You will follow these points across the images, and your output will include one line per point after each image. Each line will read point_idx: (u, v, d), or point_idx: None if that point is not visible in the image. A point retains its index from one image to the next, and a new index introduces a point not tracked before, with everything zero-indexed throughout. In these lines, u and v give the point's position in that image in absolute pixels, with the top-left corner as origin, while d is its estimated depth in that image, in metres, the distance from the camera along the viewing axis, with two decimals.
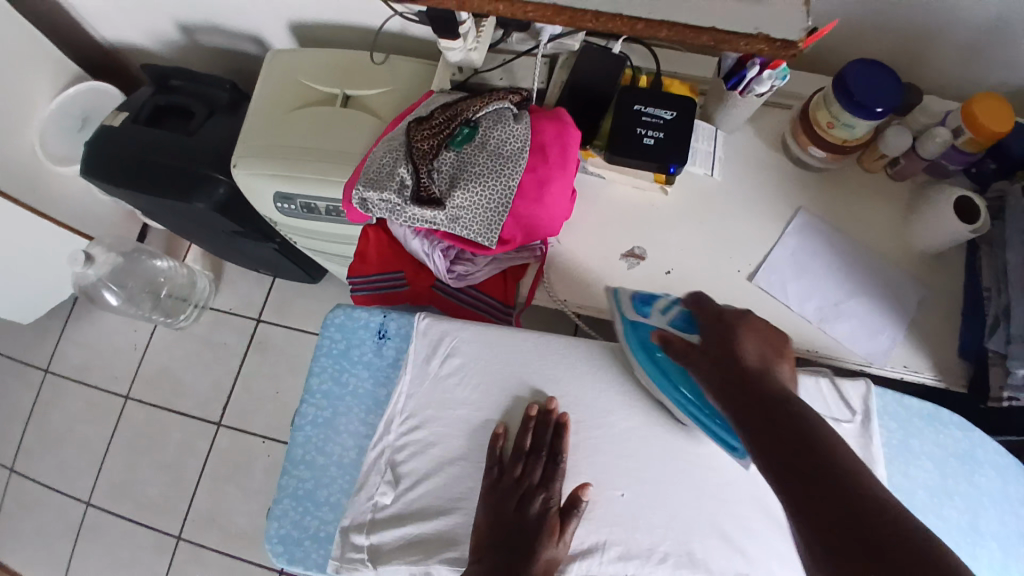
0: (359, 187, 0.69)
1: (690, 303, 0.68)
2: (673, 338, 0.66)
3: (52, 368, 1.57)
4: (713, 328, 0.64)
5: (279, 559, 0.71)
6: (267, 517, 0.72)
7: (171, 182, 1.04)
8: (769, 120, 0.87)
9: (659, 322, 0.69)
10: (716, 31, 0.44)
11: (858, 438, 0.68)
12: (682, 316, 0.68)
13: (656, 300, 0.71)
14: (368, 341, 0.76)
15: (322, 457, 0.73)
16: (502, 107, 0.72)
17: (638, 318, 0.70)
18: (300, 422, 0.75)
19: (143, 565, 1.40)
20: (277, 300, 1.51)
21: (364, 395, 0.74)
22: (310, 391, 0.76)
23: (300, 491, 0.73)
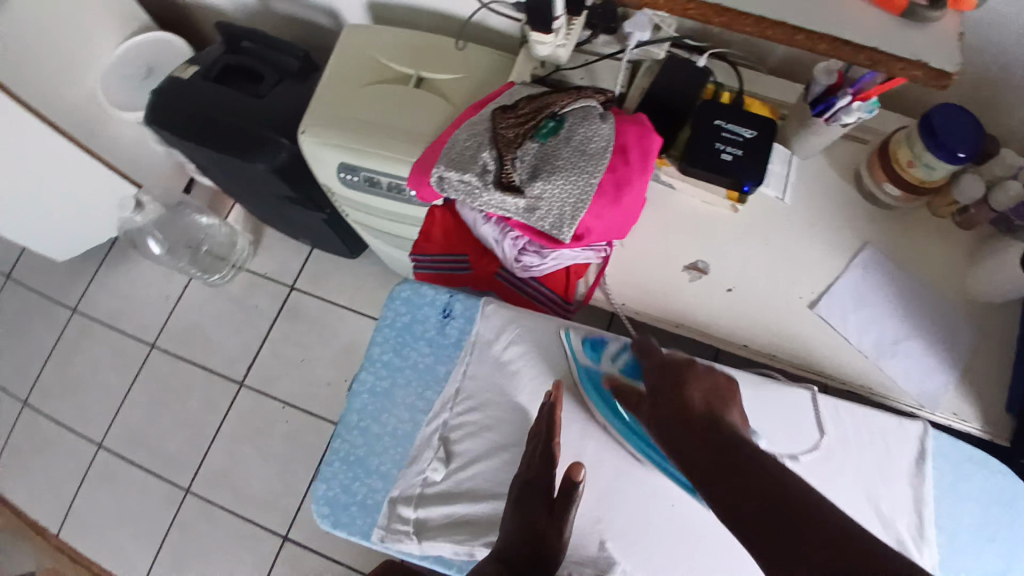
0: (440, 166, 0.70)
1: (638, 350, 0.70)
2: (624, 385, 0.69)
3: (81, 309, 1.59)
4: (658, 376, 0.65)
5: (323, 519, 0.73)
6: (316, 478, 0.74)
7: (234, 141, 1.05)
8: (843, 151, 0.87)
9: (608, 369, 0.71)
10: (872, 51, 0.59)
11: (910, 474, 0.71)
12: (629, 362, 0.71)
13: (605, 347, 0.72)
14: (432, 318, 0.77)
15: (376, 427, 0.75)
16: (589, 105, 0.72)
17: (591, 364, 0.72)
18: (358, 388, 0.77)
19: (150, 515, 1.41)
20: (314, 270, 1.52)
21: (423, 369, 0.76)
22: (370, 359, 0.78)
23: (350, 456, 0.75)
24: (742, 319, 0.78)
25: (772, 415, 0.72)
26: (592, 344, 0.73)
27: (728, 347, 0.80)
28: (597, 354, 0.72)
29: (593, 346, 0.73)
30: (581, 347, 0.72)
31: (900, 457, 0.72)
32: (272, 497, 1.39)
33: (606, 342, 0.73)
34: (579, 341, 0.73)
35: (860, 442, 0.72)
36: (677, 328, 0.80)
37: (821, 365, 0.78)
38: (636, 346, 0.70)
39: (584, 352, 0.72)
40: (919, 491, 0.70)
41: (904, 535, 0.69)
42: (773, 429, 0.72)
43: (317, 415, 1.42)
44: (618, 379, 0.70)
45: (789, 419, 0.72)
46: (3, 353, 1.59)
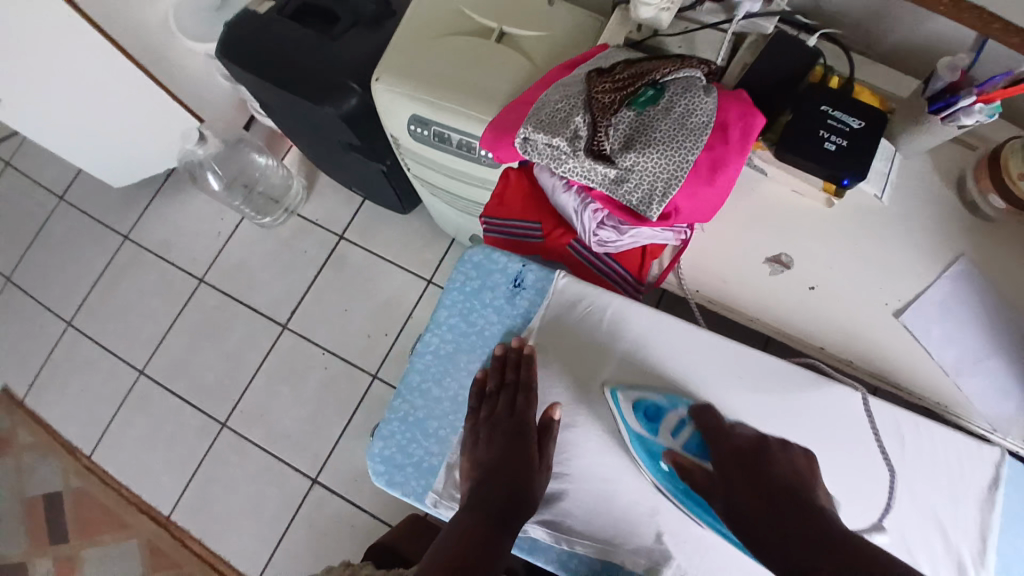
0: (527, 127, 0.66)
1: (701, 425, 0.69)
2: (689, 464, 0.68)
3: (132, 237, 1.61)
4: (732, 457, 0.67)
5: (378, 477, 0.75)
6: (373, 435, 0.76)
7: (306, 83, 1.02)
8: (949, 151, 0.81)
9: (670, 444, 0.69)
10: None
11: (979, 498, 0.67)
12: (692, 436, 0.69)
13: (664, 416, 0.70)
14: (502, 286, 0.77)
15: (438, 390, 0.76)
16: (693, 75, 0.68)
17: (648, 435, 0.69)
18: (421, 349, 0.77)
19: (186, 444, 1.45)
20: (363, 222, 1.51)
21: (489, 338, 0.76)
22: (435, 321, 0.78)
23: (410, 417, 0.76)
24: (822, 320, 0.75)
25: (842, 474, 0.68)
26: (646, 411, 0.70)
27: (803, 347, 0.77)
28: (653, 425, 0.70)
29: (648, 414, 0.70)
30: (633, 414, 0.70)
31: (972, 481, 0.68)
32: (305, 440, 1.41)
33: (663, 409, 0.70)
34: (632, 408, 0.70)
35: (932, 463, 0.68)
36: (750, 322, 0.76)
37: (898, 377, 0.74)
38: (696, 419, 0.70)
39: (639, 426, 0.70)
40: (987, 517, 0.67)
41: (966, 559, 0.66)
42: (849, 499, 0.68)
43: (354, 365, 1.43)
44: (681, 455, 0.68)
45: (855, 482, 0.68)
46: (53, 273, 1.63)
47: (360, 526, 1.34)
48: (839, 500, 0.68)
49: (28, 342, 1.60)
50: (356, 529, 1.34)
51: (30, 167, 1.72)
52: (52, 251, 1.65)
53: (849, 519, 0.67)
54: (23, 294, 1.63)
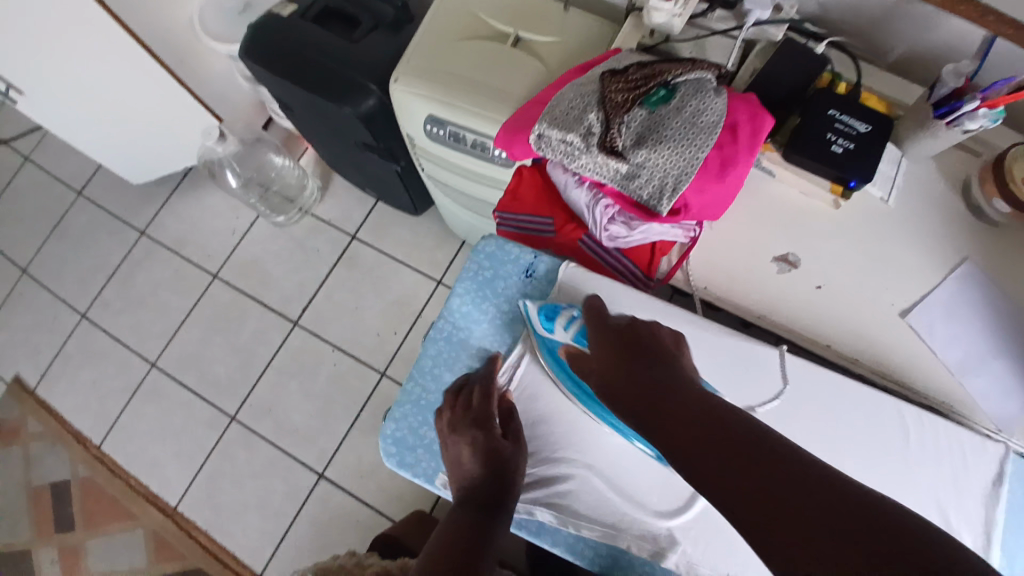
0: (543, 123, 0.69)
1: (588, 318, 0.71)
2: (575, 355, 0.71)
3: (148, 233, 1.64)
4: (604, 343, 0.68)
5: (389, 458, 0.76)
6: (386, 417, 0.77)
7: (326, 83, 1.05)
8: (954, 156, 0.83)
9: (563, 339, 0.72)
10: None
11: (985, 494, 0.68)
12: (579, 328, 0.71)
13: (561, 312, 0.73)
14: (515, 276, 0.79)
15: (449, 375, 0.78)
16: (704, 77, 0.69)
17: (547, 334, 0.73)
18: (435, 335, 0.80)
19: (195, 437, 1.47)
20: (376, 222, 1.54)
21: (500, 326, 0.78)
22: (449, 308, 0.80)
23: (422, 400, 0.77)
24: (832, 318, 0.76)
25: (721, 360, 0.73)
26: (546, 313, 0.73)
27: (810, 346, 0.78)
28: (549, 320, 0.73)
29: (547, 315, 0.73)
30: (534, 313, 0.74)
31: (978, 476, 0.69)
32: (314, 434, 1.42)
33: (560, 308, 0.73)
34: (535, 312, 0.74)
35: (944, 459, 0.69)
36: (756, 319, 0.78)
37: (904, 377, 0.75)
38: (587, 311, 0.72)
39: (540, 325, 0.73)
40: (991, 512, 0.68)
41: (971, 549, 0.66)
42: (730, 381, 0.72)
43: (362, 362, 1.45)
44: (571, 349, 0.72)
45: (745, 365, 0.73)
46: (67, 264, 1.66)
47: (364, 522, 1.35)
48: (718, 384, 0.71)
49: (40, 331, 1.63)
50: (360, 524, 1.35)
51: (50, 162, 1.76)
52: (69, 243, 1.68)
53: (730, 398, 0.71)
54: (37, 285, 1.67)
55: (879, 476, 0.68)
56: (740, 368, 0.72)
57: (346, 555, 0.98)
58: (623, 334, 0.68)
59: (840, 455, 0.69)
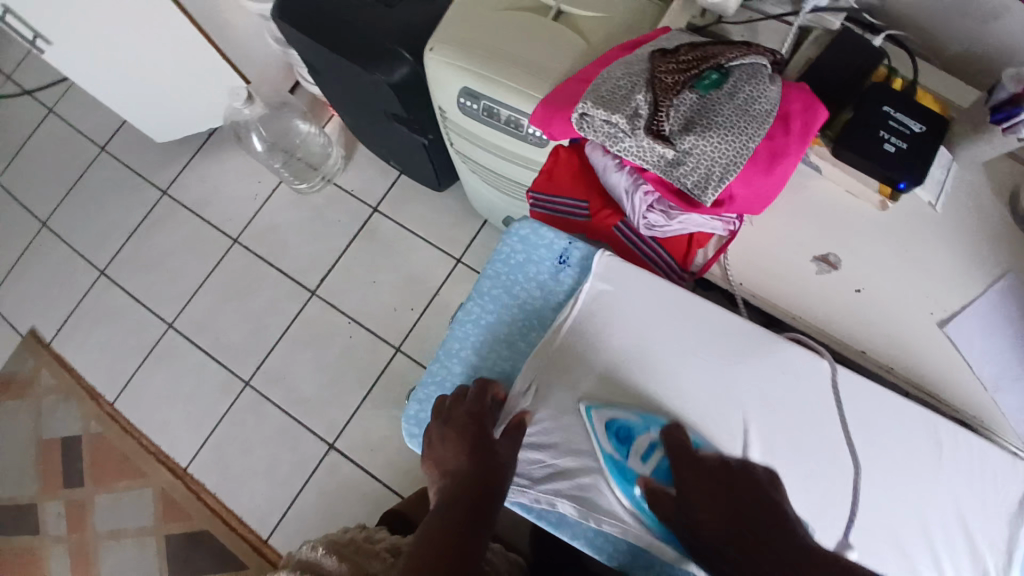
0: (587, 102, 0.67)
1: (671, 449, 0.66)
2: (656, 490, 0.66)
3: (170, 193, 1.63)
4: (696, 479, 0.65)
5: (412, 438, 0.79)
6: (410, 398, 0.80)
7: (359, 49, 1.03)
8: (1005, 163, 0.80)
9: (640, 471, 0.66)
10: None
11: (1011, 516, 0.66)
12: (660, 461, 0.66)
13: (635, 438, 0.67)
14: (547, 262, 0.77)
15: (474, 359, 0.78)
16: (758, 63, 0.67)
17: (620, 458, 0.67)
18: (463, 317, 0.79)
19: (207, 400, 1.47)
20: (398, 196, 1.52)
21: (530, 313, 0.77)
22: (478, 291, 0.80)
23: (446, 382, 0.79)
24: (867, 324, 0.74)
25: (808, 494, 0.66)
26: (618, 431, 0.68)
27: (843, 350, 0.76)
28: (623, 447, 0.67)
29: (620, 434, 0.68)
30: (606, 436, 0.68)
31: (1005, 496, 0.67)
32: (325, 404, 1.42)
33: (636, 429, 0.68)
34: (604, 428, 0.68)
35: (971, 474, 0.67)
36: (790, 319, 0.76)
37: (937, 389, 0.73)
38: (667, 443, 0.67)
39: (611, 446, 0.67)
40: (1016, 533, 0.66)
41: (989, 571, 0.65)
42: (818, 515, 0.66)
43: (377, 336, 1.44)
44: (650, 482, 0.66)
45: (824, 487, 0.67)
46: (88, 221, 1.66)
47: (371, 495, 1.35)
48: (809, 520, 0.66)
49: (58, 287, 1.63)
50: (366, 496, 1.35)
51: (74, 117, 1.75)
52: (90, 199, 1.68)
53: (821, 539, 0.65)
54: (57, 240, 1.67)
55: (905, 488, 0.67)
56: (776, 373, 0.70)
57: (356, 529, 1.00)
58: (715, 475, 0.65)
59: (867, 467, 0.67)
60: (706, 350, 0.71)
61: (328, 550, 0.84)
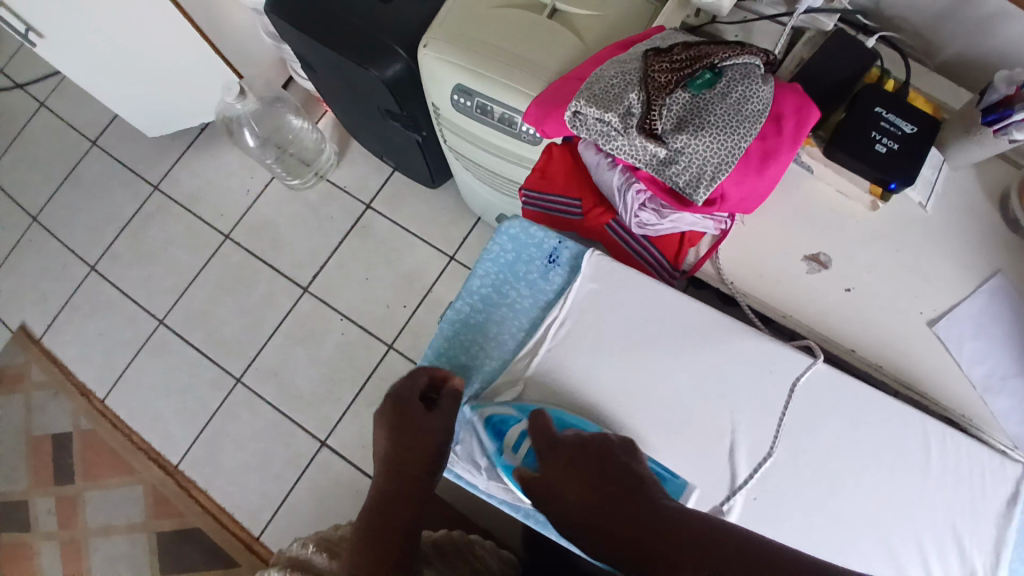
0: (580, 100, 0.67)
1: (535, 439, 0.68)
2: (527, 477, 0.68)
3: (161, 187, 1.62)
4: (554, 460, 0.67)
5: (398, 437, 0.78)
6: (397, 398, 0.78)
7: (354, 44, 1.02)
8: (996, 164, 0.80)
9: (515, 461, 0.69)
10: None
11: (998, 514, 0.67)
12: (529, 450, 0.68)
13: (508, 432, 0.69)
14: (537, 261, 0.77)
15: (464, 358, 0.76)
16: (752, 63, 0.67)
17: (498, 452, 0.69)
18: (451, 316, 0.77)
19: (198, 396, 1.47)
20: (392, 193, 1.51)
21: (520, 311, 0.76)
22: (467, 289, 0.78)
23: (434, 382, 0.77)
24: (858, 323, 0.74)
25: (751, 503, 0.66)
26: (495, 427, 0.69)
27: (834, 349, 0.76)
28: (499, 440, 0.69)
29: (497, 429, 0.69)
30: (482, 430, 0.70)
31: (993, 495, 0.68)
32: (317, 402, 1.42)
33: (510, 422, 0.69)
34: (483, 427, 0.70)
35: (959, 473, 0.68)
36: (782, 318, 0.76)
37: (927, 388, 0.73)
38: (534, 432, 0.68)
39: (489, 445, 0.69)
40: (1002, 532, 0.67)
41: (977, 570, 0.66)
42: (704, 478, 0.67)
43: (370, 333, 1.44)
44: (523, 471, 0.69)
45: (752, 444, 0.68)
46: (79, 216, 1.65)
47: (363, 492, 1.35)
48: (692, 482, 0.67)
49: (50, 281, 1.62)
50: (357, 493, 1.35)
51: (65, 110, 1.74)
52: (81, 193, 1.67)
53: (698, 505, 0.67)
54: (48, 235, 1.65)
55: (894, 489, 0.67)
56: (762, 371, 0.70)
57: (347, 527, 0.99)
58: (571, 455, 0.67)
59: (857, 468, 0.68)
60: (686, 356, 0.71)
61: (319, 548, 0.84)
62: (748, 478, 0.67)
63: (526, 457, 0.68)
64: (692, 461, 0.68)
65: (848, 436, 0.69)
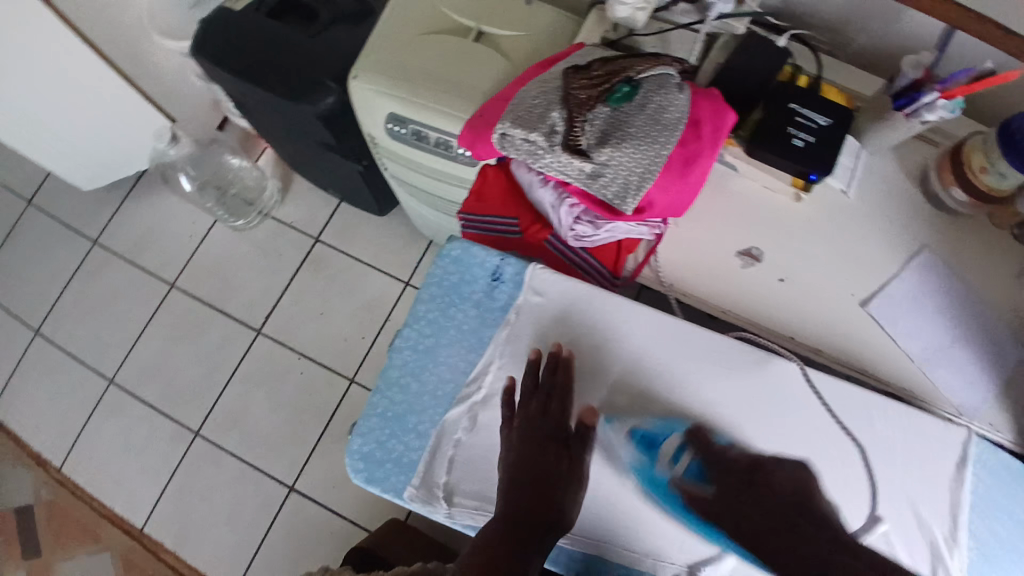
0: (505, 122, 0.67)
1: (697, 450, 0.68)
2: (691, 492, 0.67)
3: (102, 241, 1.57)
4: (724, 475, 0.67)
5: (356, 474, 0.72)
6: (352, 432, 0.74)
7: (283, 81, 1.02)
8: (911, 146, 0.84)
9: (674, 475, 0.68)
10: None
11: (950, 478, 0.70)
12: (690, 463, 0.68)
13: (660, 446, 0.68)
14: (481, 280, 0.77)
15: (415, 384, 0.74)
16: (666, 73, 0.69)
17: (648, 467, 0.68)
18: (400, 344, 0.76)
19: (158, 454, 1.41)
20: (340, 224, 1.50)
21: (469, 333, 0.75)
22: (414, 316, 0.77)
23: (389, 412, 0.74)
24: (795, 311, 0.76)
25: (901, 529, 0.68)
26: (642, 439, 0.69)
27: (774, 339, 0.78)
28: (651, 455, 0.68)
29: (644, 443, 0.69)
30: (630, 445, 0.69)
31: (942, 460, 0.70)
32: (281, 446, 1.38)
33: (659, 436, 0.69)
34: (626, 438, 0.69)
35: (917, 440, 0.71)
36: (722, 314, 0.78)
37: (868, 366, 0.76)
38: (693, 445, 0.68)
39: (636, 458, 0.68)
40: (956, 495, 0.69)
41: (938, 538, 0.68)
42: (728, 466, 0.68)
43: (330, 368, 1.41)
44: (680, 484, 0.67)
45: (812, 427, 0.70)
46: (17, 278, 1.58)
47: (339, 532, 1.32)
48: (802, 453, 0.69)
49: None
50: (333, 535, 1.32)
51: None
52: (17, 254, 1.60)
53: (855, 519, 0.68)
54: None
55: (850, 464, 0.69)
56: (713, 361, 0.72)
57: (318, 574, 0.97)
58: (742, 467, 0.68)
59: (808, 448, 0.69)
60: (638, 356, 0.72)
61: None
62: (896, 499, 0.69)
63: (687, 471, 0.68)
64: (840, 474, 0.69)
65: (798, 411, 0.70)
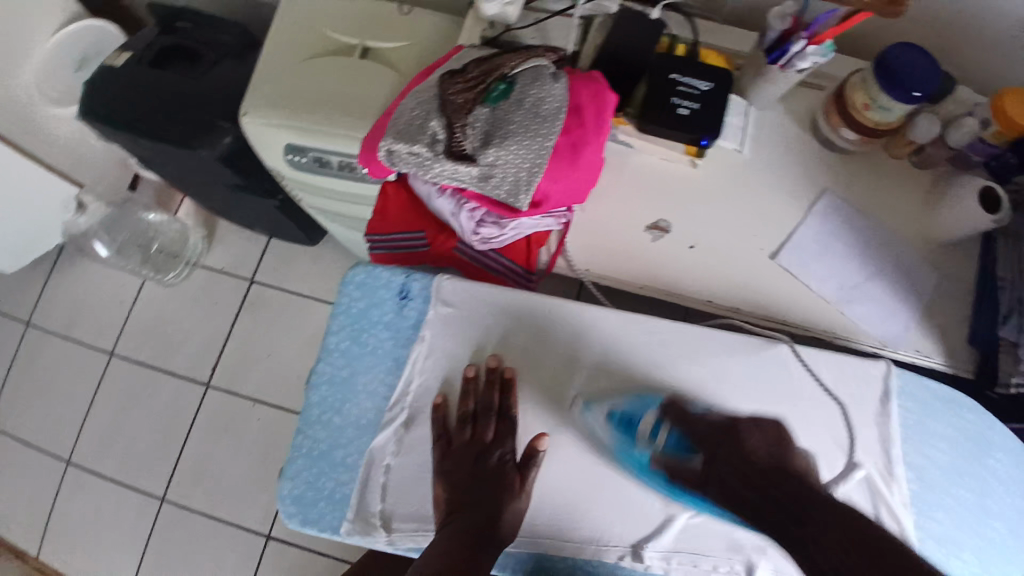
0: (387, 139, 0.66)
1: (673, 421, 0.67)
2: (673, 466, 0.65)
3: (33, 321, 1.51)
4: (704, 446, 0.64)
5: (291, 519, 0.71)
6: (280, 478, 0.72)
7: (175, 130, 0.99)
8: (797, 95, 0.86)
9: (653, 450, 0.67)
10: None
11: (876, 414, 0.72)
12: (669, 436, 0.67)
13: (637, 424, 0.68)
14: (389, 301, 0.76)
15: (338, 418, 0.73)
16: (540, 65, 0.70)
17: (624, 446, 0.68)
18: (316, 380, 0.75)
19: (126, 527, 1.37)
20: (273, 261, 1.47)
21: (384, 354, 0.75)
22: (326, 349, 0.76)
23: (315, 450, 0.73)
24: (709, 274, 0.78)
25: (879, 483, 0.70)
26: (619, 421, 0.69)
27: (694, 305, 0.79)
28: (630, 434, 0.68)
29: (621, 424, 0.69)
30: (607, 427, 0.69)
31: (865, 398, 0.73)
32: (249, 495, 1.35)
33: (637, 415, 0.69)
34: (605, 421, 0.69)
35: (843, 386, 0.73)
36: (640, 289, 0.79)
37: (789, 315, 0.78)
38: (670, 417, 0.67)
39: (614, 438, 0.68)
40: (885, 430, 0.72)
41: (874, 474, 0.70)
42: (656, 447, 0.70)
43: (286, 408, 1.39)
44: (662, 458, 0.66)
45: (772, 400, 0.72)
46: None
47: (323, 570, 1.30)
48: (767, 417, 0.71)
49: None
50: (318, 574, 1.30)
51: None
52: None
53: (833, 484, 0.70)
54: None
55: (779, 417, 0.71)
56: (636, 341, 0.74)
57: None
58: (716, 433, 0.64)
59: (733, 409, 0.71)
60: (560, 349, 0.73)
61: None
62: (872, 449, 0.71)
63: (666, 443, 0.66)
64: (818, 441, 0.71)
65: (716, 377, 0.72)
